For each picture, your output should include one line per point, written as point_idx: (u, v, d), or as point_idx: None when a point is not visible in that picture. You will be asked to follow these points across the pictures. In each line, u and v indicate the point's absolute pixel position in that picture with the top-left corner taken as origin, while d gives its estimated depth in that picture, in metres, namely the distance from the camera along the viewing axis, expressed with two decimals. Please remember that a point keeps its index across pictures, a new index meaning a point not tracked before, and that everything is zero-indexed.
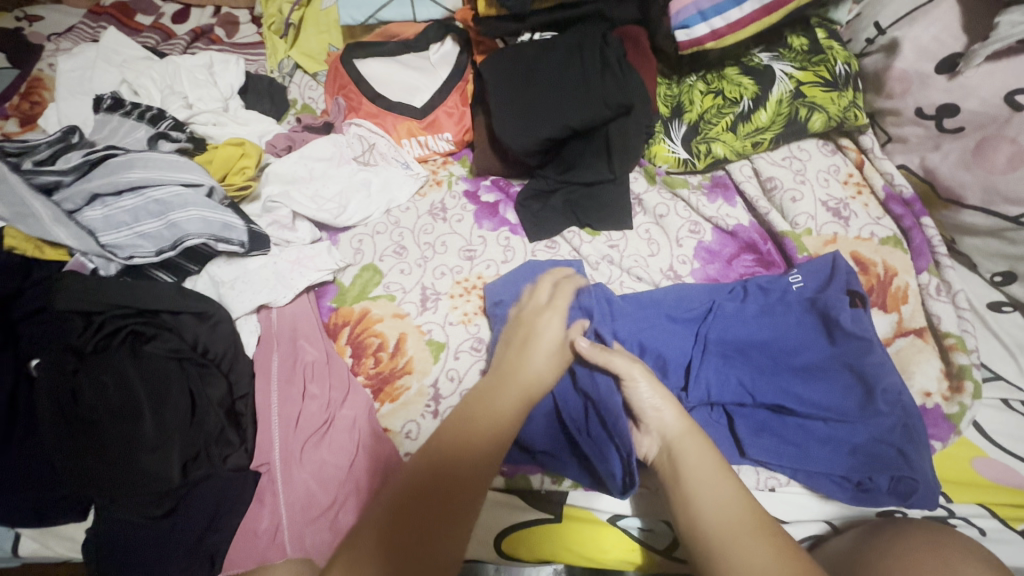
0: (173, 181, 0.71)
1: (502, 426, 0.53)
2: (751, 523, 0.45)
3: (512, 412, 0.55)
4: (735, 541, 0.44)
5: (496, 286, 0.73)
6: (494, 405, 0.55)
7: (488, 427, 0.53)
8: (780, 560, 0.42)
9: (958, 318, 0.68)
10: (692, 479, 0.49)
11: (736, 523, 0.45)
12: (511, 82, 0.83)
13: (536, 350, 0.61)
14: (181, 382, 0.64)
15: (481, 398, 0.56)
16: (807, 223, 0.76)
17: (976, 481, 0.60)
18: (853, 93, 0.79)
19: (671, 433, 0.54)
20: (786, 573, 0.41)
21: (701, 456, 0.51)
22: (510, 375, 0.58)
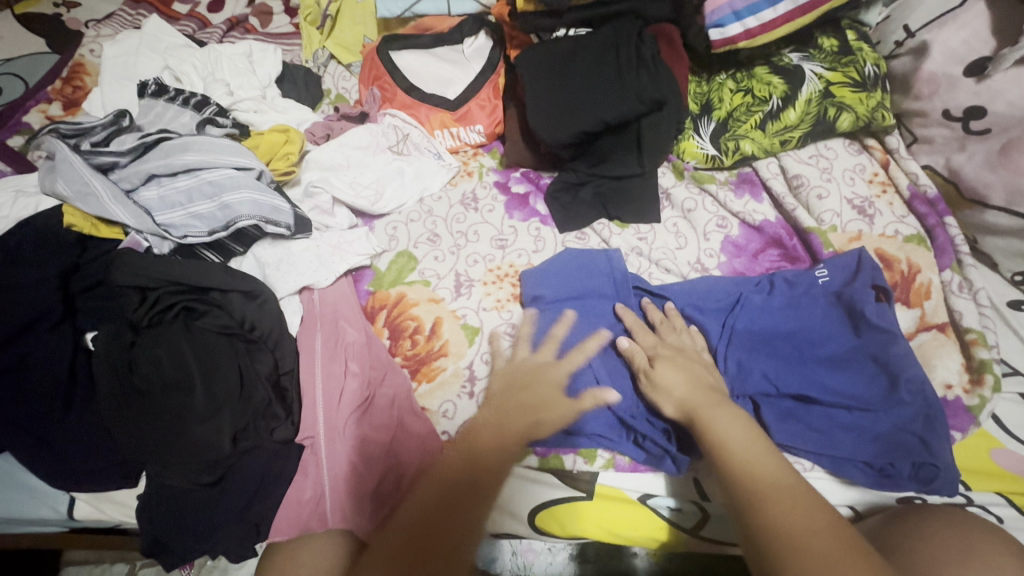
0: (225, 164, 0.74)
1: (508, 450, 0.59)
2: (777, 480, 0.50)
3: (516, 438, 0.61)
4: (769, 498, 0.48)
5: (532, 275, 0.76)
6: (497, 430, 0.61)
7: (495, 447, 0.59)
8: (809, 513, 0.47)
9: (979, 315, 0.70)
10: (724, 443, 0.54)
11: (764, 481, 0.50)
12: (546, 77, 0.85)
13: (544, 393, 0.64)
14: (230, 357, 0.66)
15: (489, 427, 0.61)
16: (832, 220, 0.79)
17: (994, 471, 0.63)
18: (881, 94, 0.81)
19: (693, 402, 0.59)
20: (816, 524, 0.46)
21: (734, 424, 0.55)
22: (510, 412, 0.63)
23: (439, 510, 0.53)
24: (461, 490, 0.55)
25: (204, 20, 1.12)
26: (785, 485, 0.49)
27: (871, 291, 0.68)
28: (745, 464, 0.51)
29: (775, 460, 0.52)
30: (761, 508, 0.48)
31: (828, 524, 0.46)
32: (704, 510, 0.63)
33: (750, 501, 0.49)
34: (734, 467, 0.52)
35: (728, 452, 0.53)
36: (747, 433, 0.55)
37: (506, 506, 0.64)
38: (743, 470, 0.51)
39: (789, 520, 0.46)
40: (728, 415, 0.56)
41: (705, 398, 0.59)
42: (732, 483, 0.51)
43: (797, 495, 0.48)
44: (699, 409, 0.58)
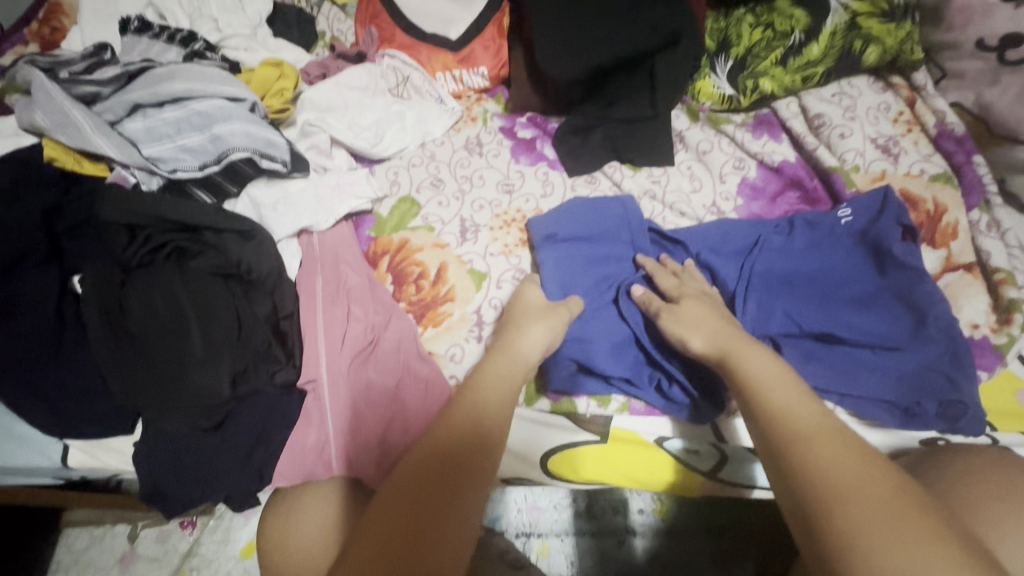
0: (217, 95, 0.70)
1: (505, 390, 0.56)
2: (820, 423, 0.47)
3: (514, 377, 0.58)
4: (809, 440, 0.46)
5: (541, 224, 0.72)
6: (494, 369, 0.58)
7: (494, 386, 0.56)
8: (855, 455, 0.44)
9: (1009, 255, 0.67)
10: (757, 386, 0.51)
11: (803, 425, 0.47)
12: (556, 10, 0.81)
13: (527, 323, 0.62)
14: (227, 298, 0.64)
15: (487, 367, 0.58)
16: (855, 160, 0.75)
17: (1022, 412, 0.61)
18: (910, 27, 0.76)
19: (718, 347, 0.57)
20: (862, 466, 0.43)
21: (766, 366, 0.53)
22: (506, 349, 0.60)
23: (444, 450, 0.50)
24: (463, 431, 0.52)
25: None
26: (829, 428, 0.46)
27: (898, 229, 0.65)
28: (783, 407, 0.49)
29: (813, 402, 0.49)
30: (801, 454, 0.45)
31: (875, 469, 0.43)
32: (721, 451, 0.62)
33: (790, 444, 0.46)
34: (769, 410, 0.49)
35: (764, 397, 0.50)
36: (782, 374, 0.52)
37: (519, 450, 0.62)
38: (781, 415, 0.48)
39: (832, 465, 0.43)
40: (758, 354, 0.54)
41: (731, 337, 0.57)
42: (769, 426, 0.48)
43: (839, 439, 0.45)
44: (732, 350, 0.55)
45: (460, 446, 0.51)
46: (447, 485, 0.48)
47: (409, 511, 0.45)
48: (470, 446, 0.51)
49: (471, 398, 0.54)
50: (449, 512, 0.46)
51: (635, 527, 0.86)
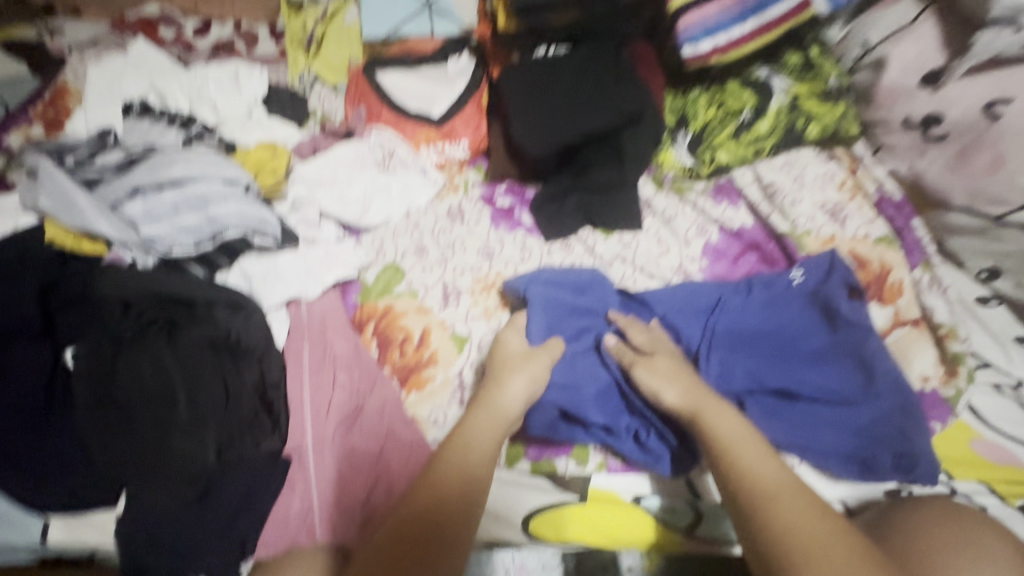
0: (214, 178, 0.75)
1: (490, 450, 0.59)
2: (785, 484, 0.52)
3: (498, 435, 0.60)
4: (778, 501, 0.50)
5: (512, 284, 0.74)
6: (481, 427, 0.60)
7: (475, 444, 0.58)
8: (818, 516, 0.49)
9: (950, 310, 0.73)
10: (729, 447, 0.55)
11: (772, 487, 0.51)
12: (531, 91, 0.88)
13: (511, 375, 0.64)
14: (216, 369, 0.65)
15: (470, 422, 0.60)
16: (806, 224, 0.81)
17: (976, 461, 0.64)
18: (844, 107, 0.85)
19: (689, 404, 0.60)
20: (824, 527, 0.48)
21: (733, 426, 0.57)
22: (488, 403, 0.62)
23: (431, 516, 0.53)
24: (448, 497, 0.54)
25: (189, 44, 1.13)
26: (792, 490, 0.51)
27: (844, 289, 0.71)
28: (751, 467, 0.53)
29: (776, 460, 0.54)
30: (771, 513, 0.49)
31: (836, 529, 0.48)
32: (698, 508, 0.64)
33: (759, 504, 0.50)
34: (737, 466, 0.53)
35: (734, 455, 0.54)
36: (748, 435, 0.56)
37: (502, 512, 0.64)
38: (750, 475, 0.53)
39: (799, 525, 0.48)
40: (726, 414, 0.58)
41: (701, 394, 0.60)
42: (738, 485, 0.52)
43: (803, 499, 0.50)
44: (703, 413, 0.59)
45: (445, 512, 0.53)
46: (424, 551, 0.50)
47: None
48: (454, 511, 0.53)
49: (457, 461, 0.57)
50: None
51: None
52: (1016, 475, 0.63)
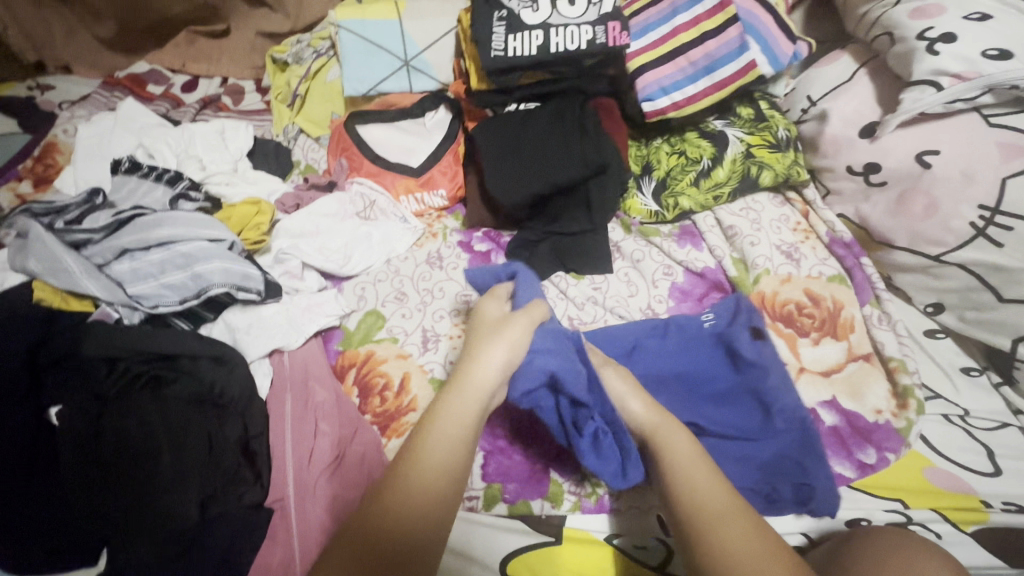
0: (199, 237, 0.77)
1: (462, 426, 0.57)
2: (726, 502, 0.54)
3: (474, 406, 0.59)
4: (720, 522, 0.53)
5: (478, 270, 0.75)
6: (456, 399, 0.58)
7: (458, 414, 0.58)
8: (756, 534, 0.52)
9: (900, 344, 0.78)
10: (676, 469, 0.57)
11: (715, 504, 0.54)
12: (502, 145, 0.93)
13: (490, 347, 0.62)
14: (200, 425, 0.68)
15: (452, 394, 0.59)
16: (765, 264, 0.86)
17: (928, 489, 0.68)
18: (794, 154, 0.92)
19: (648, 426, 0.62)
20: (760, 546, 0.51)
21: (679, 449, 0.59)
22: (470, 374, 0.61)
23: (392, 498, 0.52)
24: (416, 481, 0.53)
25: (178, 100, 1.18)
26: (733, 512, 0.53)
27: (748, 331, 0.76)
28: (695, 484, 0.56)
29: (721, 479, 0.56)
30: (709, 529, 0.52)
31: (768, 547, 0.51)
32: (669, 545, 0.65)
33: (702, 527, 0.53)
34: (683, 484, 0.56)
35: (681, 474, 0.57)
36: (697, 451, 0.59)
37: (481, 556, 0.65)
38: (693, 492, 0.55)
39: (733, 540, 0.51)
40: (679, 436, 0.60)
41: (659, 421, 0.62)
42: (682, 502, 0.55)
43: (743, 517, 0.53)
44: (658, 434, 0.61)
45: (411, 490, 0.52)
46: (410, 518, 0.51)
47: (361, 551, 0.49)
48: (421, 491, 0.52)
49: (427, 439, 0.56)
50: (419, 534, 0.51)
51: None
52: (963, 503, 0.66)
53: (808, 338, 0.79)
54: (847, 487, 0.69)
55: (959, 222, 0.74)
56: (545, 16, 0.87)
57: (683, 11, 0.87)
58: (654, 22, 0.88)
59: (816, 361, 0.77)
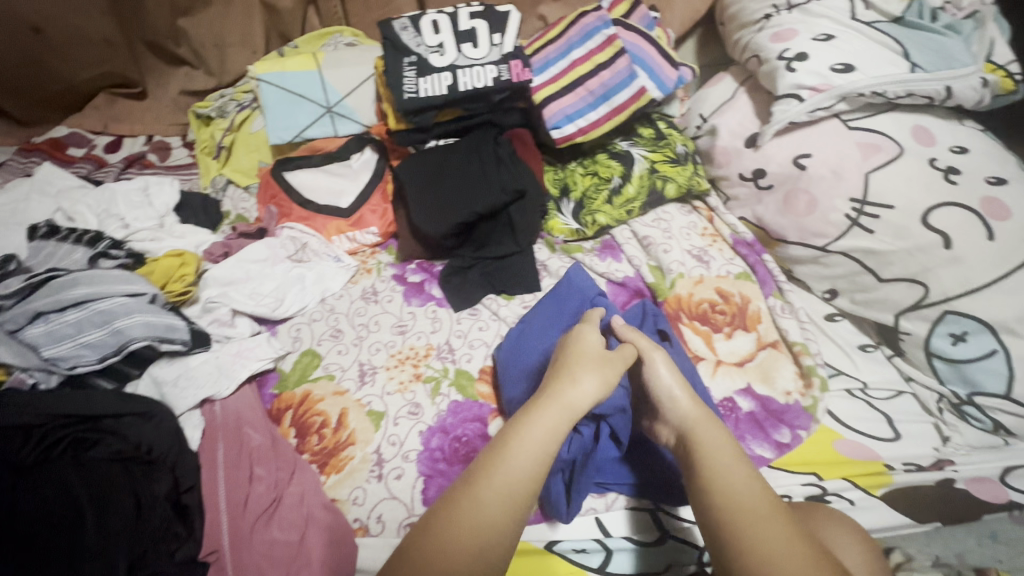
0: (116, 293, 0.77)
1: (543, 445, 0.57)
2: (765, 505, 0.53)
3: (560, 422, 0.59)
4: (753, 519, 0.52)
5: (578, 275, 0.89)
6: (540, 417, 0.59)
7: (544, 431, 0.58)
8: (788, 535, 0.51)
9: (802, 329, 0.85)
10: (713, 466, 0.57)
11: (750, 505, 0.53)
12: (423, 180, 0.97)
13: (581, 369, 0.65)
14: (126, 482, 0.66)
15: (539, 410, 0.60)
16: (679, 268, 0.93)
17: (839, 459, 0.74)
18: (693, 166, 1.00)
19: (688, 422, 0.63)
20: (793, 545, 0.50)
21: (716, 444, 0.60)
22: (555, 394, 0.61)
23: (468, 507, 0.52)
24: (487, 494, 0.53)
25: (101, 160, 1.18)
26: (768, 510, 0.53)
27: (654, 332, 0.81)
28: (736, 485, 0.55)
29: (758, 480, 0.56)
30: (743, 528, 0.51)
31: (805, 549, 0.50)
32: (606, 546, 0.68)
33: (737, 522, 0.52)
34: (714, 482, 0.56)
35: (717, 477, 0.56)
36: (735, 455, 0.58)
37: None
38: (733, 495, 0.54)
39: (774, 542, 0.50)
40: (717, 434, 0.61)
41: (699, 415, 0.63)
42: (716, 509, 0.54)
43: (779, 520, 0.52)
44: (694, 430, 0.62)
45: (488, 502, 0.53)
46: (484, 529, 0.51)
47: (420, 561, 0.49)
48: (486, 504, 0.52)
49: (503, 453, 0.56)
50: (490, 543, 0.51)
51: None
52: (871, 468, 0.72)
53: (721, 333, 0.85)
54: (767, 467, 0.73)
55: (836, 215, 0.83)
56: (452, 58, 0.94)
57: (577, 47, 0.95)
58: (553, 58, 0.96)
59: (731, 352, 0.83)
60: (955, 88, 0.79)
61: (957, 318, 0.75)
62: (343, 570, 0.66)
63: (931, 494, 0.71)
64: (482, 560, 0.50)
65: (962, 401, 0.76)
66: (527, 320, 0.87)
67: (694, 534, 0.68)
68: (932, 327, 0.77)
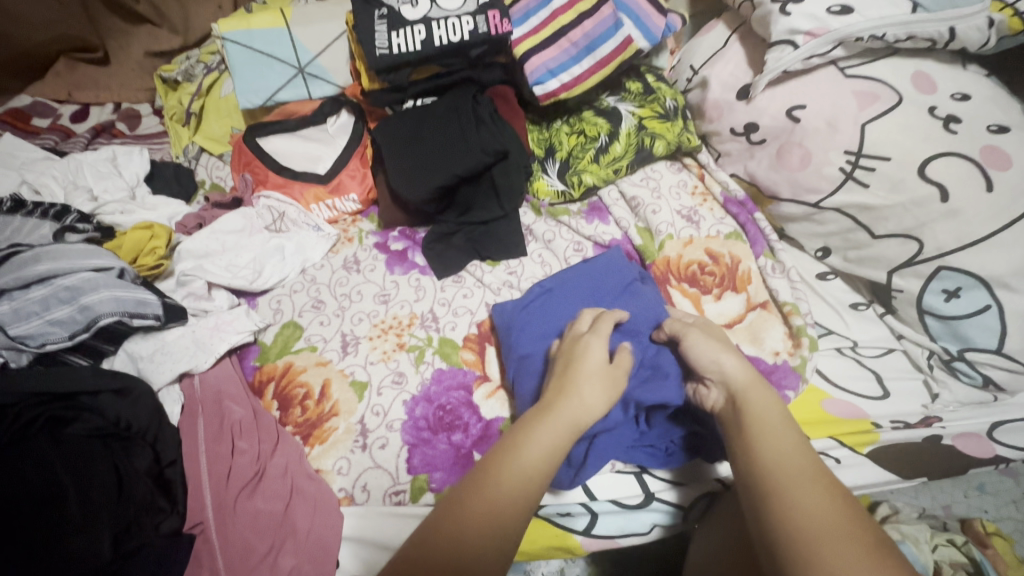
0: (83, 267, 0.74)
1: (552, 445, 0.56)
2: (809, 472, 0.52)
3: (566, 434, 0.58)
4: (798, 482, 0.51)
5: (611, 258, 0.84)
6: (546, 425, 0.58)
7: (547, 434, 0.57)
8: (835, 501, 0.50)
9: (793, 289, 0.83)
10: (762, 429, 0.56)
11: (798, 469, 0.52)
12: (401, 142, 0.93)
13: (585, 381, 0.62)
14: (106, 458, 0.65)
15: (545, 414, 0.59)
16: (668, 229, 0.90)
17: (826, 418, 0.73)
18: (683, 122, 0.96)
19: (737, 385, 0.62)
20: (839, 511, 0.49)
21: (766, 405, 0.59)
22: (555, 401, 0.61)
23: (494, 487, 0.53)
24: (504, 485, 0.53)
25: (68, 132, 1.12)
26: (817, 477, 0.52)
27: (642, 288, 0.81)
28: (782, 450, 0.54)
29: (807, 446, 0.55)
30: (787, 492, 0.51)
31: (853, 516, 0.48)
32: (591, 509, 0.69)
33: (784, 484, 0.51)
34: (764, 443, 0.55)
35: (765, 441, 0.55)
36: (784, 421, 0.57)
37: None
38: (776, 457, 0.54)
39: (813, 508, 0.49)
40: (769, 397, 0.60)
41: (750, 378, 0.62)
42: (757, 468, 0.54)
43: (827, 487, 0.51)
44: (743, 392, 0.61)
45: (509, 484, 0.53)
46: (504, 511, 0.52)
47: (451, 525, 0.51)
48: (495, 508, 0.52)
49: (516, 446, 0.56)
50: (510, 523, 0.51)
51: None
52: (859, 427, 0.72)
53: (711, 294, 0.84)
54: None
55: (831, 169, 0.79)
56: (425, 10, 0.89)
57: None
58: (534, 7, 0.90)
59: (720, 314, 0.82)
60: (959, 29, 0.74)
61: (951, 273, 0.72)
62: (330, 541, 0.65)
63: (919, 451, 0.70)
64: (502, 538, 0.51)
65: (952, 357, 0.74)
66: (550, 286, 0.82)
67: (677, 496, 0.69)
68: (926, 283, 0.75)
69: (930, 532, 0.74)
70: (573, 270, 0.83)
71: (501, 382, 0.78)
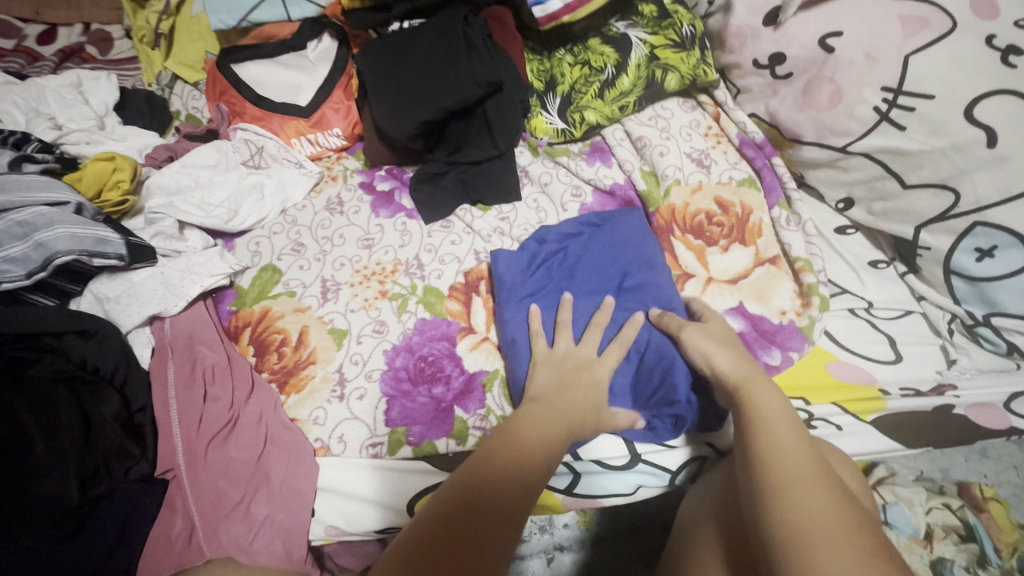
0: (35, 202, 0.70)
1: (565, 414, 0.57)
2: (810, 469, 0.48)
3: (571, 422, 0.57)
4: (796, 480, 0.47)
5: (629, 223, 0.77)
6: (559, 396, 0.59)
7: (564, 404, 0.58)
8: (832, 501, 0.45)
9: (807, 244, 0.77)
10: (763, 421, 0.52)
11: (795, 466, 0.48)
12: (384, 71, 0.84)
13: (598, 395, 0.61)
14: (72, 401, 0.63)
15: (560, 390, 0.60)
16: (675, 174, 0.82)
17: (831, 383, 0.69)
18: (700, 52, 0.86)
19: (732, 381, 0.58)
20: (837, 512, 0.44)
21: (770, 399, 0.54)
22: (567, 380, 0.61)
23: (513, 438, 0.53)
24: (522, 438, 0.54)
25: (34, 53, 1.03)
26: (817, 475, 0.47)
27: (644, 236, 0.75)
28: (773, 447, 0.50)
29: (809, 444, 0.51)
30: (784, 487, 0.46)
31: (852, 520, 0.44)
32: (574, 469, 0.66)
33: (782, 481, 0.47)
34: (762, 437, 0.51)
35: (764, 437, 0.51)
36: (786, 416, 0.53)
37: (382, 499, 0.64)
38: (767, 451, 0.50)
39: (812, 505, 0.45)
40: (770, 391, 0.55)
41: (751, 371, 0.58)
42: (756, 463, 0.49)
43: (826, 487, 0.46)
44: (745, 385, 0.57)
45: (524, 437, 0.54)
46: (514, 462, 0.51)
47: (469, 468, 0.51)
48: (507, 480, 0.50)
49: (532, 410, 0.57)
50: (527, 470, 0.51)
51: (561, 542, 0.77)
52: (866, 393, 0.67)
53: (716, 246, 0.77)
54: None
55: (863, 108, 0.70)
56: None
57: None
58: None
59: (725, 268, 0.76)
60: None
61: (988, 230, 0.64)
62: (304, 491, 0.64)
63: (927, 420, 0.66)
64: (522, 482, 0.50)
65: (976, 322, 0.69)
66: (567, 244, 0.77)
67: (667, 459, 0.66)
68: (957, 241, 0.67)
69: (926, 494, 0.71)
70: (591, 233, 0.77)
71: (486, 335, 0.74)
